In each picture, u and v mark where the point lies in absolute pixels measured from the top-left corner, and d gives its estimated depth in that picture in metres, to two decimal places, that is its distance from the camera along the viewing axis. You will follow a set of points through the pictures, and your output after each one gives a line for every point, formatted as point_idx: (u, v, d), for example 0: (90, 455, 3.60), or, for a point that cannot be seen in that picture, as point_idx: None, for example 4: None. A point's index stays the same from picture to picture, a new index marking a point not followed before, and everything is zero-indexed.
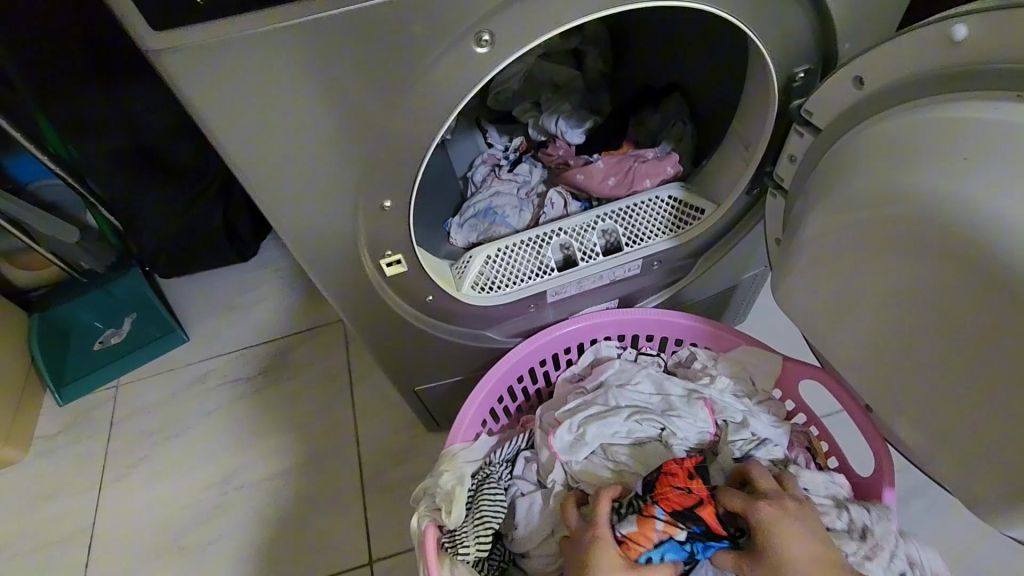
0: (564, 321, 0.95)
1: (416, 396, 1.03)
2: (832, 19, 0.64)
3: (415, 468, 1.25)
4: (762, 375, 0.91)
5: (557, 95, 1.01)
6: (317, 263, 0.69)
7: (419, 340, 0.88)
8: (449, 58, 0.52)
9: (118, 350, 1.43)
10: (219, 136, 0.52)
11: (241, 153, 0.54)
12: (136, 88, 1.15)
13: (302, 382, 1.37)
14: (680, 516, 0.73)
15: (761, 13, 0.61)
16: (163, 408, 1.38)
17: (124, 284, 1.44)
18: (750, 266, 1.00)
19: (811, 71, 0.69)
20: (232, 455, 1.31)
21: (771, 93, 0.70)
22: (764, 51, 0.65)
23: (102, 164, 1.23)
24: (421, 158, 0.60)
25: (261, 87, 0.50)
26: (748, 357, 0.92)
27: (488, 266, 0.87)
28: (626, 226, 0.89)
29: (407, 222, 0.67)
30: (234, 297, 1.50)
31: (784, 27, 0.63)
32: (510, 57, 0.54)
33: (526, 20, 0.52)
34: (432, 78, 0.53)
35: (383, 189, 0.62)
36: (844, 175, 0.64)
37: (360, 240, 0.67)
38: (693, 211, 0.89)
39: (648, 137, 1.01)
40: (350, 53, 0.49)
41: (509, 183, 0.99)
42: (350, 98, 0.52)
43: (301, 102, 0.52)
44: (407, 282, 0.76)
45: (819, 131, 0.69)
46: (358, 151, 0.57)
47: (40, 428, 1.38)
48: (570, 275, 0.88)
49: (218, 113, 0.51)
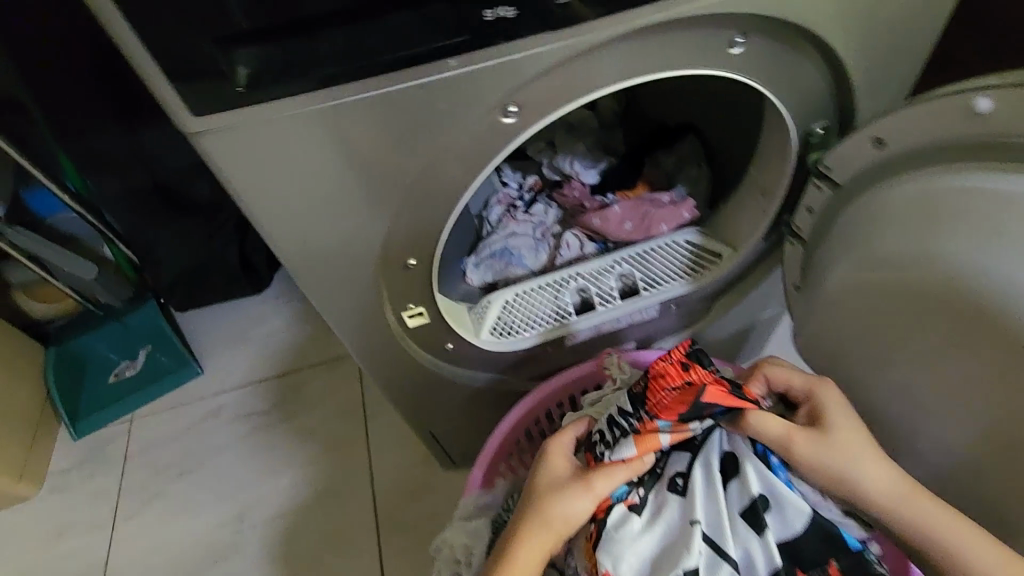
0: (580, 364, 0.94)
1: (432, 436, 1.03)
2: (850, 79, 0.64)
3: (430, 505, 1.24)
4: None
5: (570, 136, 0.99)
6: (341, 316, 0.70)
7: (438, 385, 0.88)
8: (477, 129, 0.53)
9: (133, 383, 1.44)
10: (251, 205, 0.53)
11: (273, 218, 0.55)
12: (157, 129, 1.17)
13: (316, 416, 1.37)
14: (688, 415, 0.63)
15: (781, 75, 0.62)
16: (177, 442, 1.38)
17: (141, 316, 1.46)
18: (767, 307, 1.00)
19: (829, 126, 0.70)
20: (246, 491, 1.31)
21: (789, 147, 0.71)
22: (784, 110, 0.65)
23: (122, 203, 1.25)
24: (447, 219, 0.61)
25: (295, 161, 0.51)
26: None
27: (506, 311, 0.87)
28: (643, 270, 0.90)
29: (430, 277, 0.67)
30: (248, 329, 1.51)
31: (803, 87, 0.64)
32: (536, 125, 0.55)
33: (553, 91, 0.53)
34: (460, 147, 0.54)
35: (408, 248, 0.63)
36: (866, 232, 0.64)
37: (384, 295, 0.68)
38: (710, 255, 0.90)
39: (664, 179, 1.00)
40: (382, 128, 0.50)
41: (524, 225, 0.95)
42: (380, 168, 0.53)
43: (332, 173, 0.52)
44: (428, 332, 0.77)
45: (838, 186, 0.69)
46: (386, 215, 0.58)
47: (55, 462, 1.39)
48: (588, 319, 0.89)
49: (251, 185, 0.52)
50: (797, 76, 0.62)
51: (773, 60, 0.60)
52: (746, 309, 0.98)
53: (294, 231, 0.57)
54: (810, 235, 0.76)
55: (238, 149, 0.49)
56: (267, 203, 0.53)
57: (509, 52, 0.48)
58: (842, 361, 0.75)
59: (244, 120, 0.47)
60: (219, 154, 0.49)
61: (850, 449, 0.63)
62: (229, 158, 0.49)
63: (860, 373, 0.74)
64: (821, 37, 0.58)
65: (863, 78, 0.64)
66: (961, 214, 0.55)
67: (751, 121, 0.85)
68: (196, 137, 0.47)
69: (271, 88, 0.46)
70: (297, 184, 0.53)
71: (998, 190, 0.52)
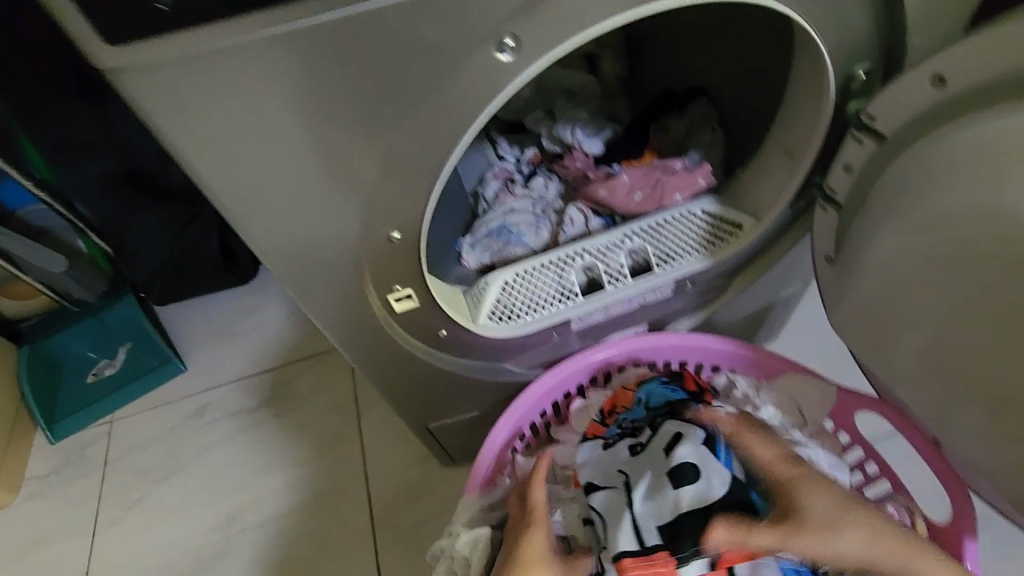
0: (588, 351, 0.86)
1: (429, 433, 0.95)
2: (901, 10, 0.55)
3: (430, 505, 1.17)
4: (812, 406, 0.83)
5: (572, 102, 0.91)
6: (318, 301, 0.61)
7: (433, 376, 0.80)
8: (467, 68, 0.44)
9: (112, 382, 1.36)
10: (200, 167, 0.45)
11: (227, 183, 0.46)
12: (123, 107, 1.08)
13: (307, 413, 1.29)
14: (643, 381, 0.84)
15: (822, 4, 0.53)
16: (160, 444, 1.30)
17: (118, 311, 1.37)
18: (790, 283, 0.92)
19: (872, 70, 0.61)
20: (234, 493, 1.23)
21: (826, 96, 0.62)
22: (822, 49, 0.56)
23: (90, 189, 1.16)
24: (435, 183, 0.52)
25: (248, 110, 0.42)
26: (793, 387, 0.84)
27: (506, 295, 0.78)
28: (657, 245, 0.80)
29: (419, 254, 0.59)
30: (233, 323, 1.42)
31: (846, 20, 0.55)
32: (538, 65, 0.46)
33: (558, 20, 0.44)
34: (447, 92, 0.45)
35: (392, 219, 0.54)
36: (921, 188, 0.56)
37: (366, 276, 0.60)
38: (730, 226, 0.80)
39: (674, 146, 0.90)
40: (351, 66, 0.41)
41: (523, 200, 0.86)
42: (353, 119, 0.45)
43: (295, 125, 0.44)
44: (419, 316, 0.68)
45: (884, 138, 0.60)
46: (362, 179, 0.49)
47: (31, 468, 1.31)
48: (596, 300, 0.80)
49: (197, 141, 0.43)
50: (840, 6, 0.54)
51: None
52: (768, 286, 0.89)
53: (254, 198, 0.48)
54: (847, 199, 0.67)
55: (172, 86, 0.40)
56: (219, 163, 0.45)
57: None
58: (886, 339, 0.67)
59: (180, 56, 0.38)
60: (150, 95, 0.40)
61: (830, 523, 0.65)
62: (164, 98, 0.40)
63: (906, 353, 0.65)
64: None
65: (916, 9, 0.56)
66: None
67: (773, 78, 0.75)
68: (120, 74, 0.39)
69: (209, 8, 0.37)
70: (253, 139, 0.44)
71: None
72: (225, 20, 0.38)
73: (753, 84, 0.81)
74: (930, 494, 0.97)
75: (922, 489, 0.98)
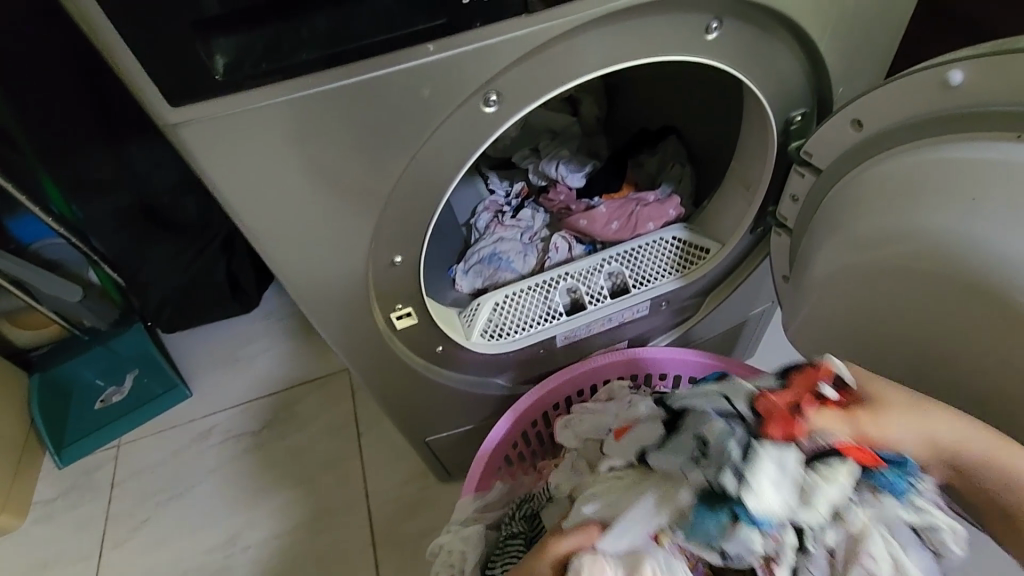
0: (573, 366, 0.94)
1: (427, 447, 1.01)
2: (825, 67, 0.66)
3: (428, 520, 1.21)
4: None
5: (555, 141, 1.01)
6: (329, 320, 0.68)
7: (430, 391, 0.87)
8: (460, 118, 0.53)
9: (120, 408, 1.41)
10: (232, 202, 0.53)
11: (255, 217, 0.55)
12: (142, 147, 1.17)
13: (308, 434, 1.35)
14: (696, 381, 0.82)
15: (759, 62, 0.63)
16: (165, 467, 1.35)
17: (127, 340, 1.43)
18: (757, 302, 1.00)
19: (807, 114, 0.71)
20: (237, 514, 1.28)
21: (770, 136, 0.71)
22: (763, 98, 0.66)
23: (108, 223, 1.24)
24: (432, 214, 0.61)
25: (274, 155, 0.50)
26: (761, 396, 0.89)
27: (494, 316, 0.86)
28: (633, 269, 0.89)
29: (417, 275, 0.67)
30: (238, 349, 1.49)
31: (780, 74, 0.65)
32: (518, 114, 0.55)
33: (534, 79, 0.53)
34: (443, 139, 0.54)
35: (395, 244, 0.62)
36: (850, 213, 0.65)
37: (371, 296, 0.67)
38: (698, 250, 0.89)
39: (648, 179, 1.00)
40: (363, 119, 0.50)
41: (512, 229, 0.95)
42: (362, 161, 0.53)
43: (312, 167, 0.52)
44: (418, 333, 0.76)
45: (820, 171, 0.70)
46: (369, 211, 0.58)
47: (39, 493, 1.35)
48: (579, 319, 0.87)
49: (231, 182, 0.51)
50: (774, 63, 0.63)
51: (750, 48, 0.61)
52: (737, 304, 0.97)
53: (276, 229, 0.56)
54: (796, 224, 0.77)
55: (218, 136, 0.48)
56: (250, 199, 0.53)
57: (487, 36, 0.49)
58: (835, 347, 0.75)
59: (223, 111, 0.47)
60: (198, 144, 0.48)
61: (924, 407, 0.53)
62: (209, 149, 0.49)
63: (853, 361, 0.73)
64: (796, 23, 0.59)
65: (840, 64, 0.66)
66: (940, 187, 0.56)
67: (730, 120, 0.85)
68: (174, 127, 0.47)
69: (253, 75, 0.46)
70: (280, 179, 0.52)
71: (973, 160, 0.53)
72: (265, 84, 0.47)
73: (712, 121, 0.89)
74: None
75: None
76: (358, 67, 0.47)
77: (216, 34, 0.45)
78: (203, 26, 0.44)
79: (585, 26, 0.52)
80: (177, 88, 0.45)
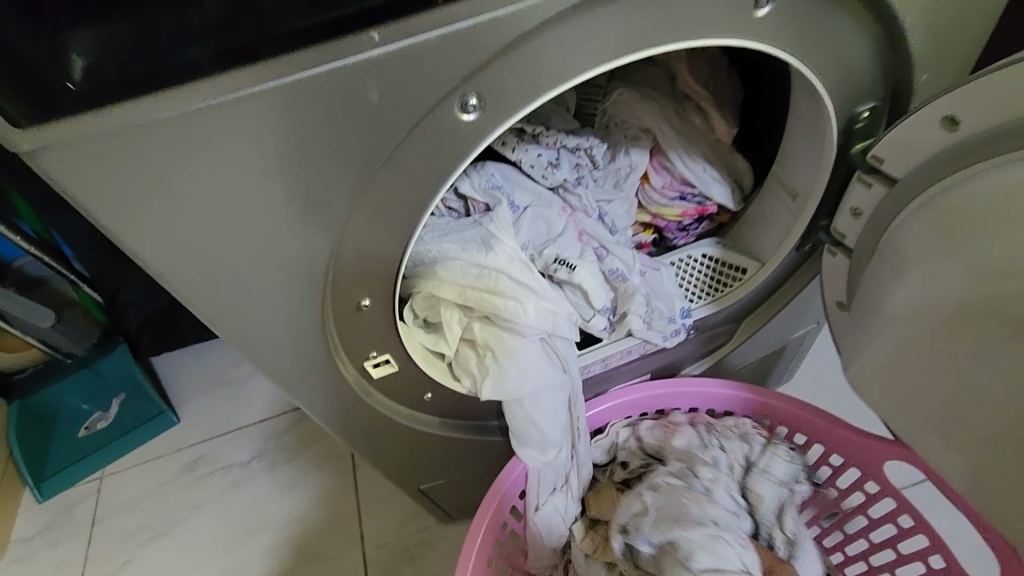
0: (616, 393, 0.81)
1: (423, 494, 0.89)
2: (904, 50, 0.51)
3: (430, 565, 1.10)
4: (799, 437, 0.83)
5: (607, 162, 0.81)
6: (288, 375, 0.56)
7: (420, 441, 0.75)
8: (430, 128, 0.41)
9: (105, 436, 1.31)
10: (140, 248, 0.41)
11: (179, 259, 0.43)
12: None
13: (301, 463, 1.25)
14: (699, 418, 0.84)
15: (820, 45, 0.49)
16: (150, 502, 1.26)
17: (112, 364, 1.31)
18: (802, 324, 0.84)
19: (876, 109, 0.56)
20: (225, 553, 1.18)
21: (829, 139, 0.58)
22: (824, 91, 0.52)
23: (77, 241, 1.13)
24: (404, 248, 0.49)
25: (188, 189, 0.39)
26: (790, 417, 0.81)
27: (471, 346, 0.66)
28: (642, 305, 0.71)
29: (393, 317, 0.55)
30: (228, 372, 1.39)
31: (846, 55, 0.50)
32: (508, 120, 0.43)
33: (528, 72, 0.41)
34: (415, 157, 0.42)
35: (362, 285, 0.50)
36: None
37: (338, 346, 0.56)
38: (732, 270, 0.76)
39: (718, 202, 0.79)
40: (307, 136, 0.39)
41: None
42: (307, 191, 0.41)
43: (243, 201, 0.41)
44: (402, 380, 0.64)
45: (892, 180, 0.57)
46: (325, 248, 0.46)
47: (18, 531, 1.26)
48: (604, 346, 0.75)
49: (135, 223, 0.40)
50: (838, 47, 0.49)
51: (808, 28, 0.47)
52: (776, 333, 0.82)
53: (208, 275, 0.44)
54: (858, 243, 0.63)
55: (113, 165, 0.37)
56: (170, 241, 0.41)
57: (461, 20, 0.37)
58: (897, 391, 0.62)
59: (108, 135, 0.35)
60: (73, 177, 0.36)
61: None
62: (93, 179, 0.37)
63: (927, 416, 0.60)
64: None
65: (920, 45, 0.51)
66: None
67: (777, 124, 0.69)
68: (37, 157, 0.35)
69: (139, 83, 0.34)
70: (207, 215, 0.41)
71: None
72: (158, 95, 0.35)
73: (758, 133, 0.75)
74: (977, 546, 0.86)
75: (967, 536, 0.86)
76: (288, 66, 0.36)
77: (66, 27, 0.33)
78: (38, 16, 0.32)
79: (591, 6, 0.39)
80: (28, 105, 0.34)
